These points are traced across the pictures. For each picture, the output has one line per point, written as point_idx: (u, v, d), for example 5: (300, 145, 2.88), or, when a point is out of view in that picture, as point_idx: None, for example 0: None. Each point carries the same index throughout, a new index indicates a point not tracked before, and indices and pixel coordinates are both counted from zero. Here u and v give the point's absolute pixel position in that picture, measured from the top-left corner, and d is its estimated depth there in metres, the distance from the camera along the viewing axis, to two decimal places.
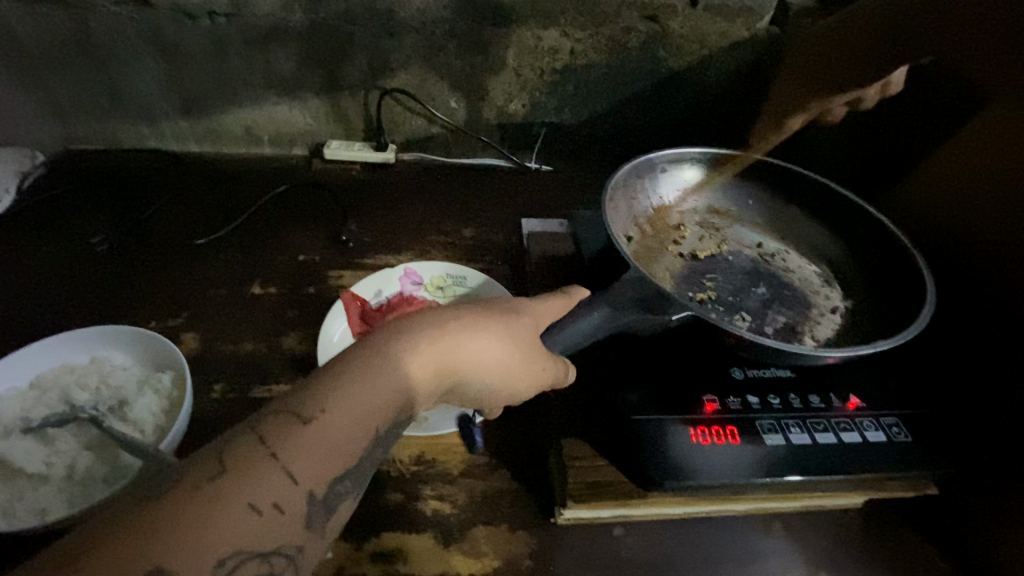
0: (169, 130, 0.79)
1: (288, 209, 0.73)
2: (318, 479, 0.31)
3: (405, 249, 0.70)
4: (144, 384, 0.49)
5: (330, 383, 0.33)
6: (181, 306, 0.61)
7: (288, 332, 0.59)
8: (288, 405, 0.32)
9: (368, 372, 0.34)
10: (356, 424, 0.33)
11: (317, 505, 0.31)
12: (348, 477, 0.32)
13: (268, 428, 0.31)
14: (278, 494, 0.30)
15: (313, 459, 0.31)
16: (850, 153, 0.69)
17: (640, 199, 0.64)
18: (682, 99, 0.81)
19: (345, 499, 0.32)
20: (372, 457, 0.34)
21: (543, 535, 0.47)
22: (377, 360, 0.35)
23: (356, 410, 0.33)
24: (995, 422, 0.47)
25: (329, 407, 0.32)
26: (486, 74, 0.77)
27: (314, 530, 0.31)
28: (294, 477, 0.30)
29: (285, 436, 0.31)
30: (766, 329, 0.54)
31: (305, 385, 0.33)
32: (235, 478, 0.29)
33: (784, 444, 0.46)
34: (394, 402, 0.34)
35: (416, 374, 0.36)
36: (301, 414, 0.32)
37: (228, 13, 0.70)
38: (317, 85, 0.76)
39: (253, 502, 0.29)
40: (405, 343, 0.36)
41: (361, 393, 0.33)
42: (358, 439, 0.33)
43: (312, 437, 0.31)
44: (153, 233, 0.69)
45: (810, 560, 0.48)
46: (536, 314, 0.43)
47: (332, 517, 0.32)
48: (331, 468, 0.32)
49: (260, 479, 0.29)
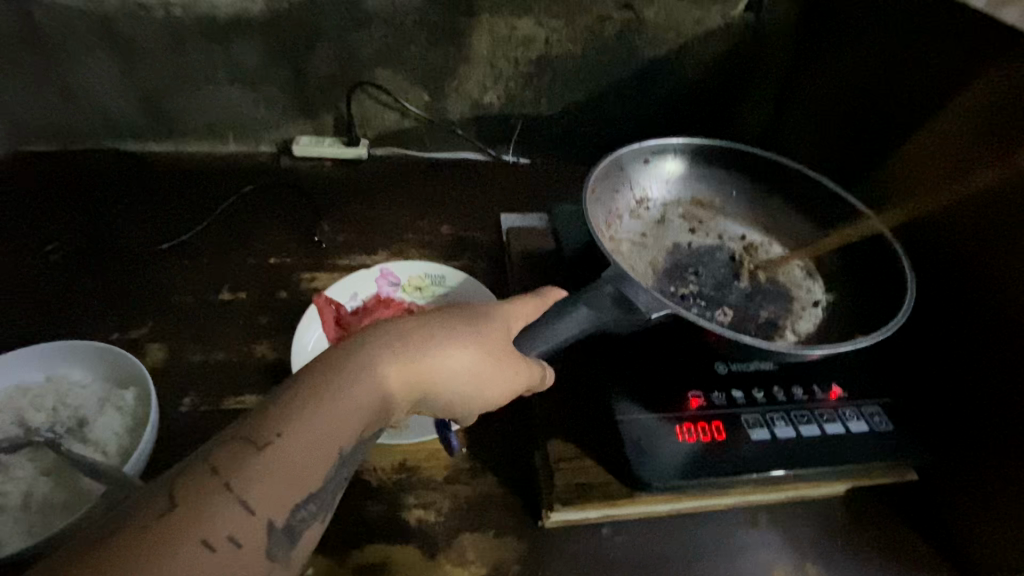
0: (126, 128, 0.75)
1: (257, 211, 0.70)
2: (278, 507, 0.29)
3: (381, 248, 0.68)
4: (105, 403, 0.46)
5: (290, 403, 0.31)
6: (146, 314, 0.58)
7: (261, 337, 0.57)
8: (241, 430, 0.30)
9: (331, 388, 0.32)
10: (319, 445, 0.31)
11: (279, 534, 0.29)
12: (312, 501, 0.31)
13: (220, 457, 0.29)
14: (234, 527, 0.28)
15: (272, 486, 0.29)
16: (826, 142, 0.69)
17: (622, 192, 0.63)
18: (659, 90, 0.80)
19: (310, 523, 0.31)
20: (338, 477, 0.32)
21: (530, 539, 0.47)
22: (340, 375, 0.33)
23: (319, 430, 0.31)
24: (971, 408, 0.48)
25: (286, 430, 0.30)
26: (459, 65, 0.75)
27: (276, 560, 0.29)
28: (251, 508, 0.28)
29: (239, 464, 0.29)
30: (749, 323, 0.54)
31: (260, 407, 0.31)
32: (186, 513, 0.27)
33: (769, 438, 0.46)
34: (364, 421, 0.33)
35: (385, 387, 0.34)
36: (256, 440, 0.29)
37: (184, 4, 0.66)
38: (283, 79, 0.73)
39: (206, 538, 0.27)
40: (380, 352, 0.34)
41: (324, 410, 0.31)
42: (319, 461, 0.31)
43: (270, 464, 0.29)
44: (113, 238, 0.65)
45: (798, 550, 0.49)
46: (507, 317, 0.42)
47: (296, 545, 0.30)
48: (291, 495, 0.30)
49: (213, 512, 0.27)
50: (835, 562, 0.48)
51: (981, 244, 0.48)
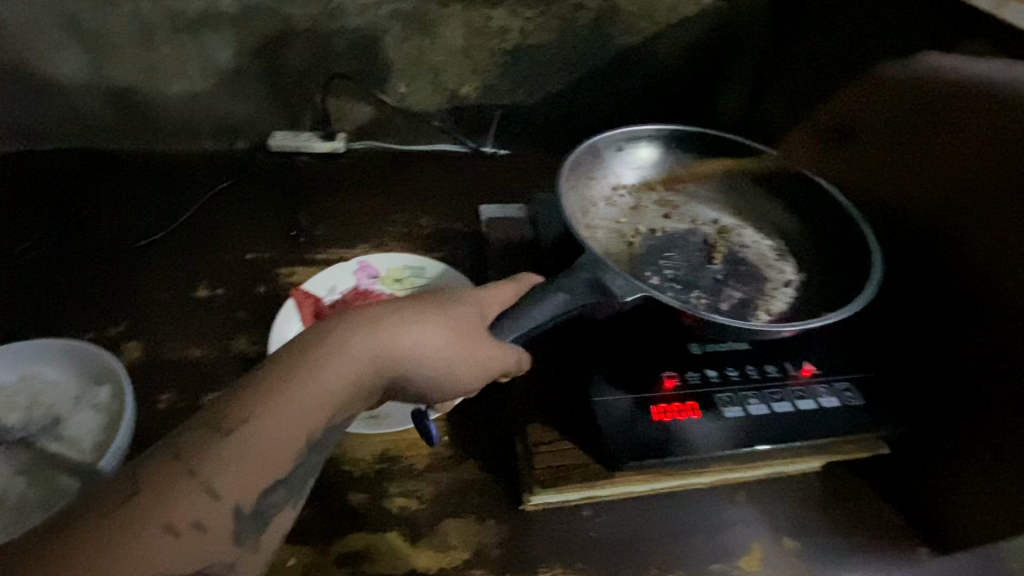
0: (98, 126, 0.73)
1: (234, 206, 0.70)
2: (244, 492, 0.30)
3: (361, 242, 0.67)
4: (79, 401, 0.46)
5: (259, 388, 0.31)
6: (122, 313, 0.57)
7: (239, 333, 0.57)
8: (207, 416, 0.30)
9: (300, 373, 0.32)
10: (287, 430, 0.31)
11: (246, 519, 0.30)
12: (281, 486, 0.31)
13: (185, 443, 0.29)
14: (199, 513, 0.28)
15: (237, 472, 0.29)
16: (800, 128, 0.70)
17: (597, 179, 0.64)
18: (635, 79, 0.81)
19: (281, 508, 0.32)
20: (308, 462, 0.32)
21: (512, 523, 0.47)
22: (310, 360, 0.33)
23: (286, 416, 0.31)
24: (938, 382, 0.49)
25: (252, 416, 0.30)
26: (435, 57, 0.74)
27: (244, 544, 0.30)
28: (217, 493, 0.28)
29: (204, 451, 0.29)
30: (723, 304, 0.55)
31: (227, 393, 0.31)
32: (150, 500, 0.27)
33: (742, 416, 0.47)
34: (334, 406, 0.33)
35: (357, 373, 0.34)
36: (222, 426, 0.29)
37: None
38: (257, 73, 0.72)
39: (169, 524, 0.27)
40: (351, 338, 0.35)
41: (293, 396, 0.31)
42: (288, 446, 0.31)
43: (236, 450, 0.29)
44: (86, 237, 0.64)
45: (774, 525, 0.50)
46: (481, 302, 0.42)
47: (265, 529, 0.31)
48: (258, 480, 0.30)
49: (178, 499, 0.27)
50: (809, 535, 0.50)
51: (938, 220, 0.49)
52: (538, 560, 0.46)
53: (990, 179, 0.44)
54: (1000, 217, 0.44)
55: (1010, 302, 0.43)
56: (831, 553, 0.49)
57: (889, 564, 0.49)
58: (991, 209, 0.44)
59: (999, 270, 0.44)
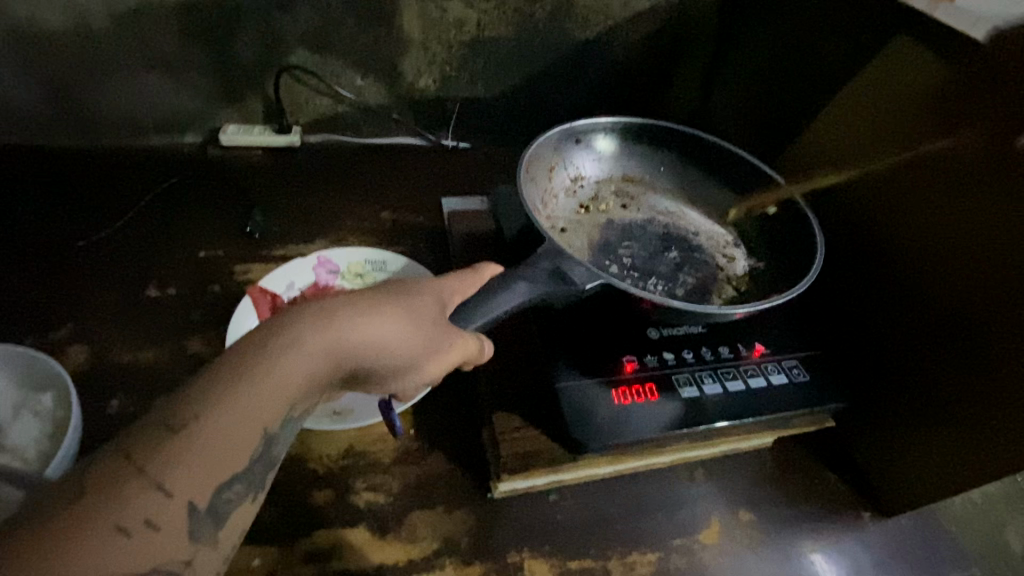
0: (31, 121, 0.69)
1: (184, 204, 0.67)
2: (198, 489, 0.29)
3: (320, 237, 0.66)
4: (20, 408, 0.44)
5: (211, 383, 0.31)
6: (64, 316, 0.55)
7: (194, 333, 0.55)
8: (156, 415, 0.29)
9: (255, 369, 0.32)
10: (244, 425, 0.31)
11: (201, 515, 0.29)
12: (239, 481, 0.31)
13: (134, 442, 0.28)
14: (151, 511, 0.27)
15: (190, 468, 0.29)
16: (750, 120, 0.73)
17: (555, 172, 0.65)
18: (592, 72, 0.82)
19: (238, 503, 0.31)
20: (265, 456, 0.32)
21: (481, 510, 0.48)
22: (267, 356, 0.32)
23: (240, 408, 0.30)
24: (877, 357, 0.53)
25: (204, 412, 0.29)
26: (392, 49, 0.74)
27: (199, 540, 0.29)
28: (168, 491, 0.28)
29: (153, 450, 0.28)
30: (679, 290, 0.57)
31: (178, 390, 0.30)
32: (98, 502, 0.26)
33: (698, 396, 0.49)
34: (292, 399, 0.33)
35: (319, 367, 0.34)
36: (173, 423, 0.29)
37: None
38: (205, 65, 0.70)
39: (121, 524, 0.26)
40: (312, 332, 0.34)
41: (249, 390, 0.31)
42: (244, 441, 0.31)
43: (188, 447, 0.29)
44: (21, 238, 0.61)
45: (730, 498, 0.53)
46: (441, 292, 0.42)
47: (222, 526, 0.31)
48: (214, 476, 0.30)
49: (127, 499, 0.27)
50: (763, 506, 0.53)
51: (896, 210, 0.51)
52: (507, 545, 0.46)
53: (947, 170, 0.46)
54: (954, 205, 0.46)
55: (949, 285, 0.46)
56: (783, 522, 0.52)
57: (836, 529, 0.52)
58: (945, 199, 0.46)
59: (939, 254, 0.47)
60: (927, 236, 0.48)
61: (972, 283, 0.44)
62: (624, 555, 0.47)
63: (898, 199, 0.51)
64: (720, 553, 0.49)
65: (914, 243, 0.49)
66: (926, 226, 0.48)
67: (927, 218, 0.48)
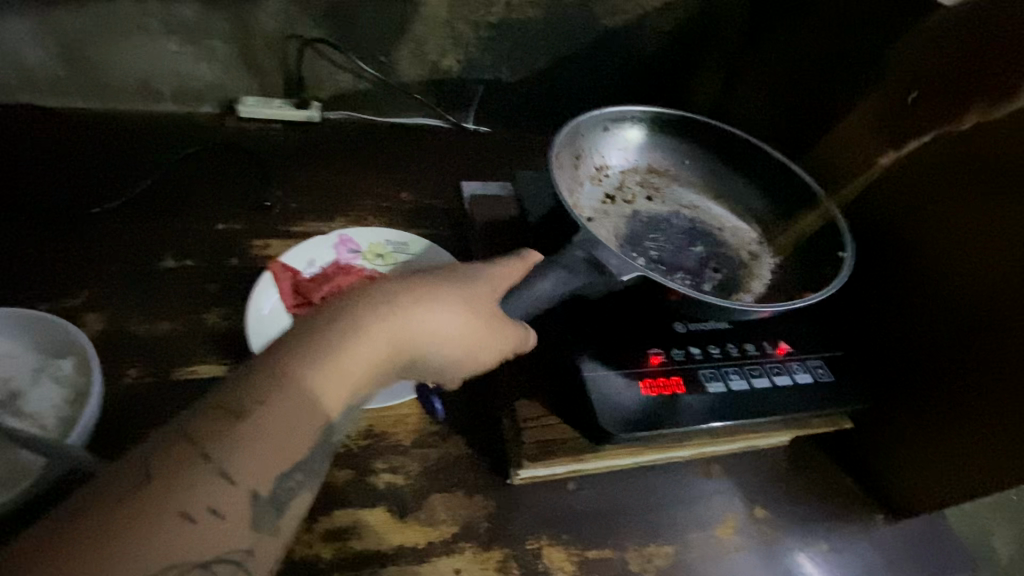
0: (44, 82, 0.67)
1: (201, 175, 0.66)
2: (261, 477, 0.28)
3: (340, 215, 0.65)
4: (39, 373, 0.43)
5: (274, 367, 0.30)
6: (80, 284, 0.54)
7: (212, 306, 0.54)
8: (219, 397, 0.28)
9: (311, 355, 0.31)
10: (303, 412, 0.30)
11: (263, 504, 0.29)
12: (298, 470, 0.30)
13: (198, 426, 0.27)
14: (214, 499, 0.27)
15: (252, 455, 0.28)
16: (776, 116, 0.73)
17: (583, 160, 0.64)
18: (618, 61, 0.81)
19: (298, 492, 0.30)
20: (325, 445, 0.31)
21: (500, 496, 0.48)
22: (322, 343, 0.32)
23: (299, 394, 0.30)
24: (899, 360, 0.53)
25: (266, 398, 0.29)
26: (417, 26, 0.72)
27: (262, 530, 0.29)
28: (231, 478, 0.27)
29: (217, 434, 0.27)
30: (705, 285, 0.57)
31: (239, 372, 0.30)
32: (162, 486, 0.26)
33: (724, 391, 0.49)
34: (349, 388, 0.32)
35: (367, 352, 0.33)
36: (234, 408, 0.28)
37: None
38: (226, 34, 0.68)
39: (185, 510, 0.26)
40: (352, 311, 0.34)
41: (301, 375, 0.30)
42: (305, 430, 0.30)
43: (250, 432, 0.28)
44: (34, 202, 0.59)
45: (747, 495, 0.53)
46: (492, 280, 0.42)
47: (284, 515, 0.30)
48: (275, 464, 0.29)
49: (191, 484, 0.26)
50: (777, 503, 0.53)
51: (932, 214, 0.50)
52: (527, 532, 0.46)
53: (994, 169, 0.45)
54: (1000, 204, 0.45)
55: (985, 290, 0.46)
56: (797, 520, 0.52)
57: (849, 530, 0.52)
58: (990, 200, 0.45)
59: (976, 260, 0.46)
60: (963, 243, 0.47)
61: (1005, 293, 0.44)
62: (641, 547, 0.47)
63: (936, 200, 0.50)
64: (735, 549, 0.49)
65: (943, 248, 0.49)
66: (967, 229, 0.47)
67: (971, 221, 0.47)
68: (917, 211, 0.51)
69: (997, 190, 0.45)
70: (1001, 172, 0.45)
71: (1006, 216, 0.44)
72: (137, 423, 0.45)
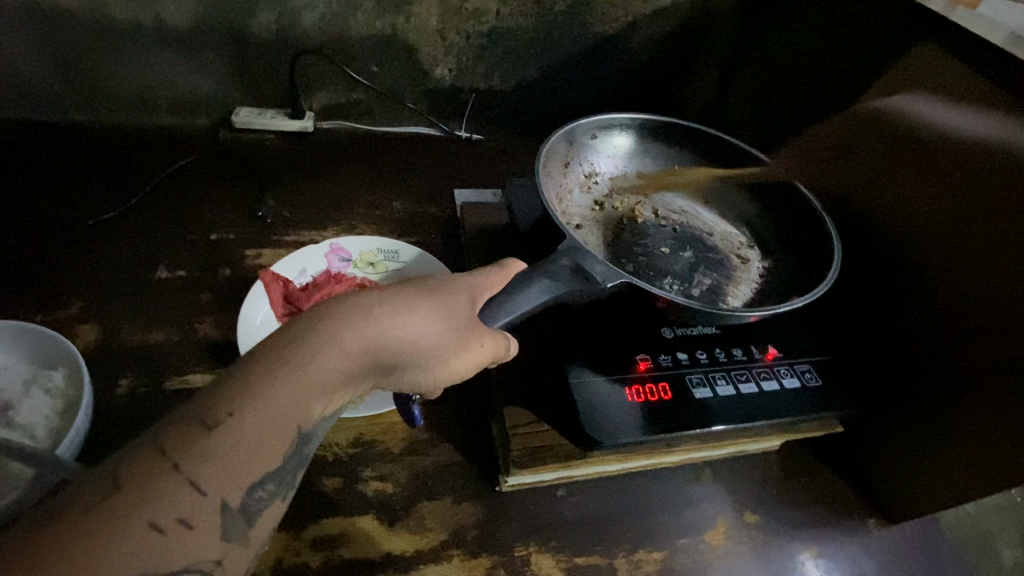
0: (42, 95, 0.68)
1: (195, 185, 0.67)
2: (231, 488, 0.29)
3: (332, 224, 0.66)
4: (31, 384, 0.44)
5: (249, 378, 0.30)
6: (74, 295, 0.54)
7: (205, 316, 0.55)
8: (193, 408, 0.29)
9: (286, 367, 0.31)
10: (276, 422, 0.30)
11: (234, 515, 0.29)
12: (270, 481, 0.31)
13: (170, 437, 0.28)
14: (185, 510, 0.27)
15: (224, 467, 0.28)
16: (766, 121, 0.73)
17: (571, 168, 0.64)
18: (609, 68, 0.81)
19: (270, 502, 0.31)
20: (297, 454, 0.32)
21: (489, 503, 0.48)
22: (297, 355, 0.32)
23: (274, 405, 0.30)
24: (889, 364, 0.53)
25: (239, 408, 0.29)
26: (409, 36, 0.73)
27: (231, 540, 0.29)
28: (202, 489, 0.28)
29: (189, 446, 0.28)
30: (694, 290, 0.57)
31: (216, 382, 0.30)
32: (132, 497, 0.26)
33: (711, 397, 0.49)
34: (323, 399, 0.32)
35: (343, 363, 0.33)
36: (208, 420, 0.29)
37: None
38: (220, 46, 0.69)
39: (154, 521, 0.26)
40: (333, 322, 0.34)
41: (276, 386, 0.31)
42: (276, 442, 0.30)
43: (222, 444, 0.28)
44: (31, 214, 0.60)
45: (737, 500, 0.53)
46: (472, 289, 0.42)
47: (254, 524, 0.30)
48: (245, 476, 0.29)
49: (161, 496, 0.27)
50: (767, 507, 0.53)
51: (919, 218, 0.50)
52: (515, 539, 0.46)
53: (977, 178, 0.46)
54: (984, 213, 0.45)
55: (969, 297, 0.46)
56: (787, 524, 0.52)
57: (840, 534, 0.52)
58: (974, 207, 0.46)
59: (960, 265, 0.46)
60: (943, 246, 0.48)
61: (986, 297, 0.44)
62: (630, 553, 0.47)
63: (921, 206, 0.50)
64: (725, 554, 0.49)
65: (932, 250, 0.49)
66: (950, 234, 0.47)
67: (954, 227, 0.47)
68: (904, 216, 0.52)
69: (982, 198, 0.45)
70: (986, 181, 0.45)
71: (990, 224, 0.45)
72: (127, 433, 0.46)
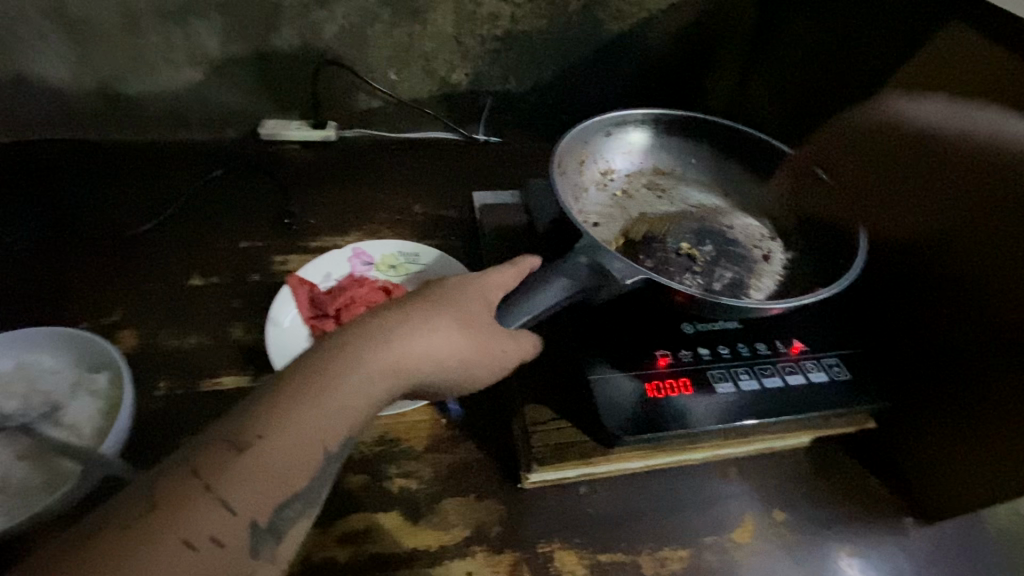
0: (84, 116, 0.72)
1: (225, 196, 0.69)
2: (260, 507, 0.30)
3: (355, 229, 0.68)
4: (77, 387, 0.47)
5: (276, 401, 0.32)
6: (115, 303, 0.57)
7: (235, 321, 0.57)
8: (222, 432, 0.30)
9: (311, 389, 0.33)
10: (303, 442, 0.32)
11: (262, 533, 0.30)
12: (298, 499, 0.32)
13: (201, 458, 0.29)
14: (216, 528, 0.28)
15: (253, 487, 0.30)
16: (788, 112, 0.72)
17: (586, 166, 0.64)
18: (625, 65, 0.81)
19: (297, 520, 0.32)
20: (325, 472, 0.33)
21: (511, 500, 0.48)
22: (323, 377, 0.33)
23: (301, 426, 0.32)
24: (920, 356, 0.51)
25: (268, 432, 0.31)
26: (425, 44, 0.74)
27: (260, 557, 0.30)
28: (232, 509, 0.29)
29: (220, 468, 0.29)
30: (716, 284, 0.56)
31: (245, 404, 0.32)
32: (167, 515, 0.28)
33: (734, 391, 0.49)
34: (352, 417, 0.34)
35: (369, 382, 0.35)
36: (237, 442, 0.30)
37: None
38: (246, 62, 0.72)
39: (187, 538, 0.28)
40: (360, 342, 0.35)
41: (302, 408, 0.32)
42: (304, 462, 0.32)
43: (251, 464, 0.30)
44: (75, 228, 0.64)
45: (766, 497, 0.52)
46: (485, 291, 0.43)
47: (282, 541, 0.31)
48: (274, 494, 0.31)
49: (194, 514, 0.28)
50: (797, 505, 0.51)
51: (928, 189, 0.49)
52: (538, 536, 0.47)
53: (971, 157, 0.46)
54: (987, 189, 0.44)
55: (992, 268, 0.44)
56: (818, 523, 0.51)
57: (874, 533, 0.51)
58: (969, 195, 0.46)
59: (974, 239, 0.45)
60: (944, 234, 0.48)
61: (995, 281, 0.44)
62: (655, 550, 0.47)
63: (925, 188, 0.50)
64: (753, 552, 0.48)
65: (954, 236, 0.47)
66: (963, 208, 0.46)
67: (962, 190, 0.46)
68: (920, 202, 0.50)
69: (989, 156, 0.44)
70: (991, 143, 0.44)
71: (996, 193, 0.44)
72: (165, 434, 0.48)
